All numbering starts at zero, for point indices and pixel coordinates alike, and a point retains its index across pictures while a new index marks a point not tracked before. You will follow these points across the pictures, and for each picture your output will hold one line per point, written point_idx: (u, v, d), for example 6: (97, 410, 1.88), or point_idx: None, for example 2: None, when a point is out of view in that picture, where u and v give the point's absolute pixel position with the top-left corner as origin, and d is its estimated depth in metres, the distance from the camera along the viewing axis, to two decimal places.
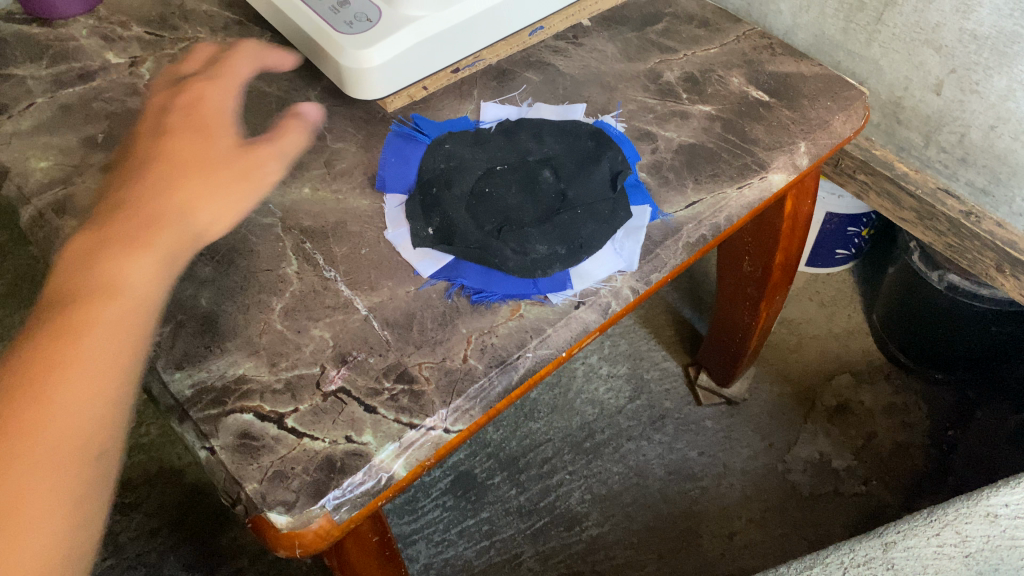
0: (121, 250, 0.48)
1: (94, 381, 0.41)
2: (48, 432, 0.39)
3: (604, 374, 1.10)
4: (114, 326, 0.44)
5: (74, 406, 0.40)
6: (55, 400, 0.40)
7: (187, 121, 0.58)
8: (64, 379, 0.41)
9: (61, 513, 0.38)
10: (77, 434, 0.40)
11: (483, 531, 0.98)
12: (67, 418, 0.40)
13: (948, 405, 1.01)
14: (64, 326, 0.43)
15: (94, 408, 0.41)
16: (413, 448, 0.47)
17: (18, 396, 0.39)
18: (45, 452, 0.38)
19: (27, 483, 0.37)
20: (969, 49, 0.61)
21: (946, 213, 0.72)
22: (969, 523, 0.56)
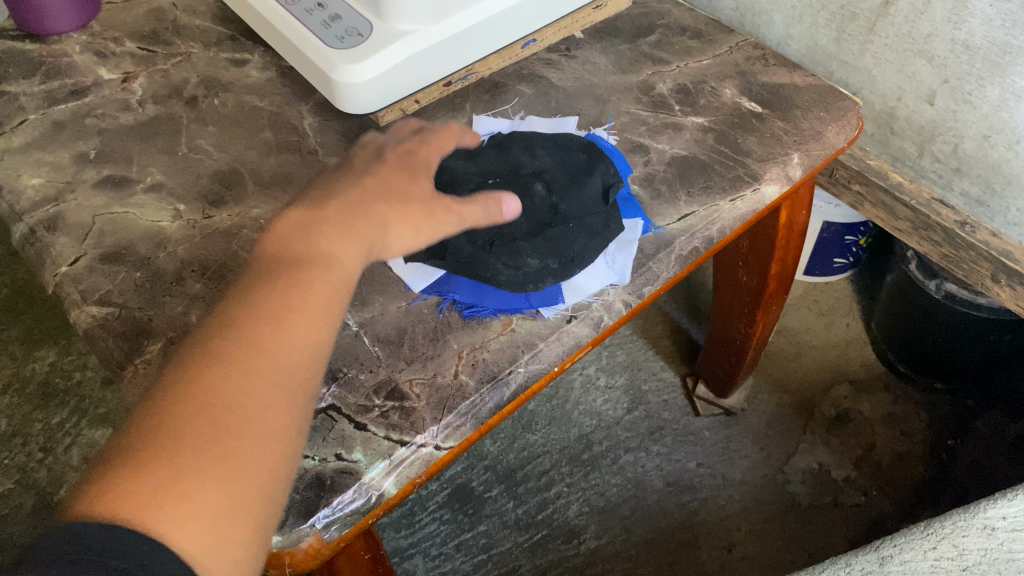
0: (345, 230, 0.47)
1: (309, 350, 0.42)
2: (276, 382, 0.39)
3: (602, 385, 1.10)
4: (338, 301, 0.44)
5: (292, 362, 0.40)
6: (280, 351, 0.40)
7: (396, 166, 0.53)
8: (281, 332, 0.41)
9: (276, 467, 0.38)
10: (297, 382, 0.40)
11: (480, 544, 0.97)
12: (286, 367, 0.40)
13: (947, 414, 1.01)
14: (292, 281, 0.43)
15: (304, 367, 0.41)
16: (403, 465, 0.46)
17: (257, 342, 0.40)
18: (274, 404, 0.39)
19: (258, 428, 0.38)
20: (961, 60, 0.61)
21: (941, 223, 0.72)
22: (966, 536, 0.55)
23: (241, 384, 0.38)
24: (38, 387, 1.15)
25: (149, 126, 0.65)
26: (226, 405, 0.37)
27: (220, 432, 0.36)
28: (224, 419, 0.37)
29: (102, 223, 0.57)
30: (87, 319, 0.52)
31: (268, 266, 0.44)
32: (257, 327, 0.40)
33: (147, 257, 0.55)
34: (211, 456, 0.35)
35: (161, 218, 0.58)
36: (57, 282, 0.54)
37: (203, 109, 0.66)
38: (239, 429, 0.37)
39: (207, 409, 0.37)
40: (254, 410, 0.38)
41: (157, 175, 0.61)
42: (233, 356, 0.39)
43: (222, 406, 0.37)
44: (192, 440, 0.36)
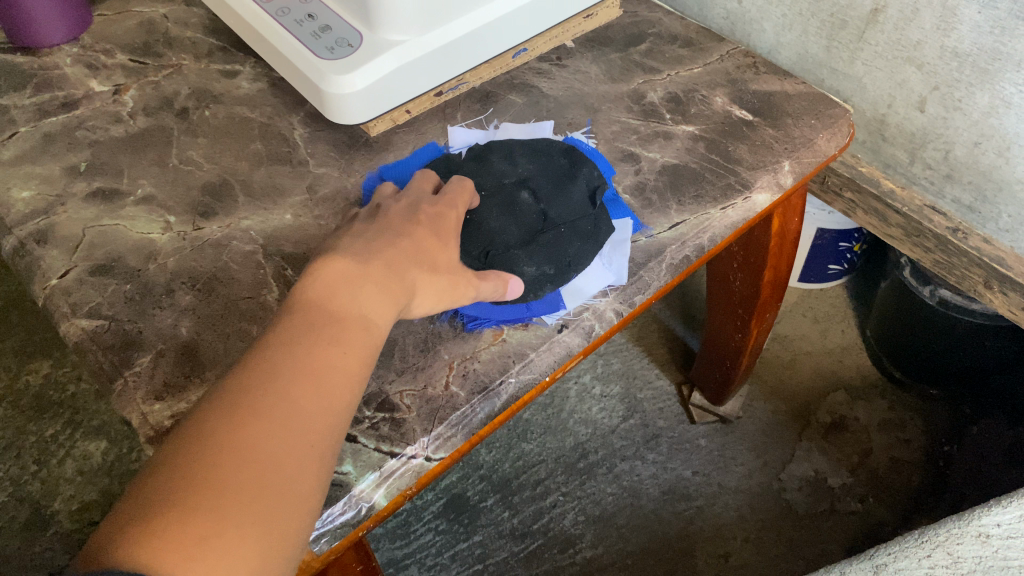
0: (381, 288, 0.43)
1: (341, 415, 0.39)
2: (310, 447, 0.37)
3: (598, 393, 1.10)
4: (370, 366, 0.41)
5: (326, 425, 0.38)
6: (315, 414, 0.37)
7: (427, 225, 0.48)
8: (316, 393, 0.38)
9: (299, 541, 0.35)
10: (330, 448, 0.38)
11: (476, 554, 0.97)
12: (319, 431, 0.37)
13: (943, 420, 1.01)
14: (326, 340, 0.40)
15: (337, 431, 0.38)
16: (394, 477, 0.46)
17: (291, 399, 0.37)
18: (306, 471, 0.36)
19: (289, 498, 0.35)
20: (951, 67, 0.61)
21: (933, 229, 0.72)
22: (960, 544, 0.55)
23: (276, 448, 0.35)
24: (32, 399, 1.15)
25: (140, 138, 0.65)
26: (260, 469, 0.35)
27: (251, 500, 0.34)
28: (257, 485, 0.34)
29: (92, 235, 0.57)
30: (77, 332, 0.52)
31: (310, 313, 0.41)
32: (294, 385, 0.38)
33: (136, 269, 0.55)
34: (242, 527, 0.33)
35: (151, 230, 0.58)
36: (47, 295, 0.54)
37: (193, 120, 0.66)
38: (271, 495, 0.34)
39: (240, 474, 0.34)
40: (287, 479, 0.35)
41: (148, 186, 0.61)
42: (272, 414, 0.36)
43: (255, 470, 0.34)
44: (223, 505, 0.33)
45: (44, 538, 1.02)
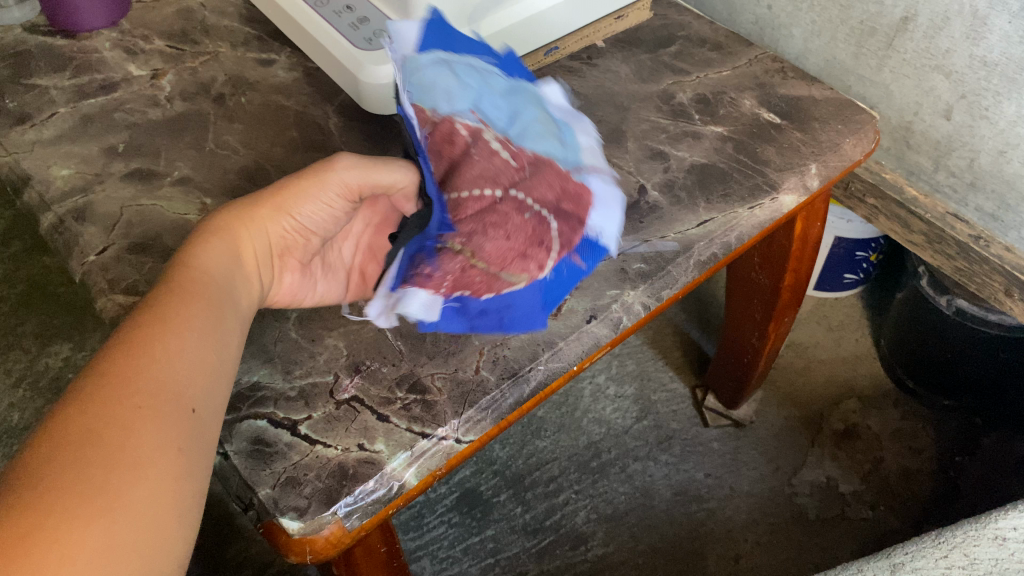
0: (216, 248, 0.46)
1: (180, 371, 0.40)
2: (145, 406, 0.37)
3: (611, 394, 1.10)
4: (211, 316, 0.43)
5: (162, 383, 0.39)
6: (148, 377, 0.38)
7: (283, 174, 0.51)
8: (143, 357, 0.39)
9: (158, 491, 0.35)
10: (178, 396, 0.39)
11: (488, 548, 0.97)
12: (154, 389, 0.38)
13: (955, 431, 1.01)
14: (145, 319, 0.41)
15: (177, 387, 0.39)
16: (425, 457, 0.47)
17: (113, 372, 0.38)
18: (147, 428, 0.36)
19: (131, 455, 0.35)
20: (979, 76, 0.62)
21: (955, 236, 0.73)
22: (977, 546, 0.55)
23: (106, 414, 0.36)
24: (50, 381, 1.16)
25: (177, 122, 0.66)
26: (91, 435, 0.35)
27: (87, 463, 0.34)
28: (90, 450, 0.34)
29: (130, 214, 0.58)
30: (114, 308, 0.52)
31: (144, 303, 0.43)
32: (115, 360, 0.39)
33: (173, 248, 0.56)
34: (79, 488, 0.33)
35: (187, 211, 0.58)
36: (85, 271, 0.55)
37: (229, 106, 0.67)
38: (108, 454, 0.35)
39: (71, 443, 0.34)
40: (124, 436, 0.36)
41: (185, 169, 0.62)
42: (97, 389, 0.37)
43: (85, 437, 0.35)
44: (54, 475, 0.33)
45: None
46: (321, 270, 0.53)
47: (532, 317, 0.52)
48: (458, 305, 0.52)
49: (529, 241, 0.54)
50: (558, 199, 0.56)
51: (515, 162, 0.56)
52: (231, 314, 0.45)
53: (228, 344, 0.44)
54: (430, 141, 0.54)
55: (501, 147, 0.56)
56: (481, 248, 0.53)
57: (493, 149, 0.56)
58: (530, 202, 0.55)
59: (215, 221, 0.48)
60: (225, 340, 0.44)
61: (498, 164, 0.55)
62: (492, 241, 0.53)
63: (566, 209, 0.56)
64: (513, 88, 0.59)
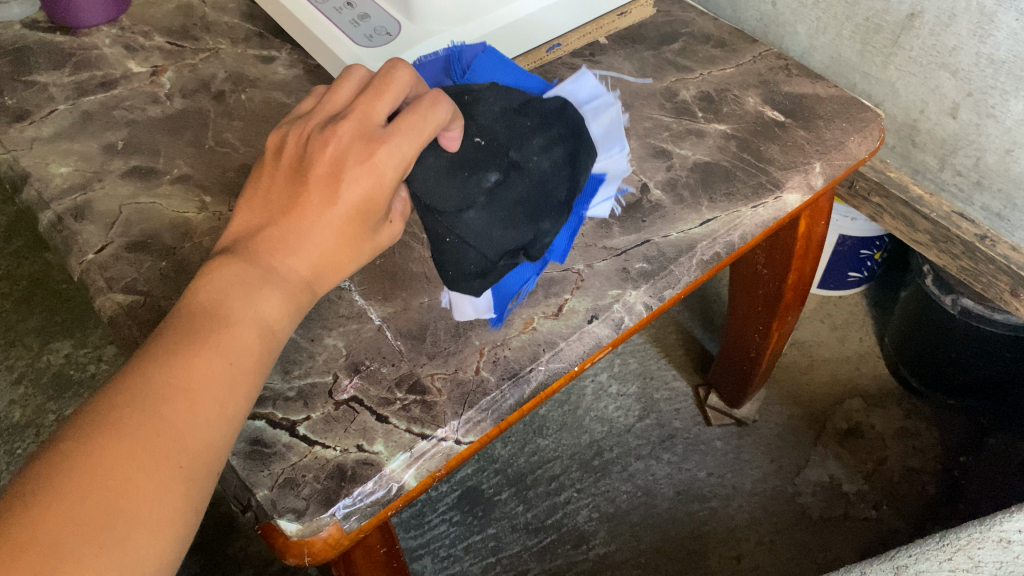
0: (282, 296, 0.40)
1: (224, 431, 0.37)
2: (185, 466, 0.35)
3: (614, 392, 1.10)
4: (260, 377, 0.39)
5: (207, 443, 0.36)
6: (196, 436, 0.35)
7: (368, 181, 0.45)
8: (197, 411, 0.36)
9: (165, 561, 0.33)
10: (207, 465, 0.36)
11: (489, 547, 0.97)
12: (197, 450, 0.35)
13: (960, 431, 1.01)
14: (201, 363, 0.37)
15: (219, 448, 0.37)
16: (424, 458, 0.46)
17: (165, 427, 0.35)
18: (177, 491, 0.34)
19: (146, 526, 0.33)
20: (986, 74, 0.62)
21: (961, 236, 0.73)
22: (982, 548, 0.54)
23: (148, 466, 0.33)
24: (52, 378, 1.16)
25: (176, 120, 0.65)
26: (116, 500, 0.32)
27: (113, 518, 0.32)
28: (120, 502, 0.32)
29: (129, 212, 0.58)
30: (112, 306, 0.52)
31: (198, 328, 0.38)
32: (173, 409, 0.35)
33: (172, 247, 0.55)
34: (98, 549, 0.31)
35: (187, 209, 0.58)
36: (83, 269, 0.54)
37: (229, 103, 0.67)
38: (132, 512, 0.32)
39: (103, 489, 0.32)
40: (156, 496, 0.33)
41: (184, 166, 0.61)
42: (147, 433, 0.34)
43: (120, 487, 0.32)
44: (78, 522, 0.31)
45: None
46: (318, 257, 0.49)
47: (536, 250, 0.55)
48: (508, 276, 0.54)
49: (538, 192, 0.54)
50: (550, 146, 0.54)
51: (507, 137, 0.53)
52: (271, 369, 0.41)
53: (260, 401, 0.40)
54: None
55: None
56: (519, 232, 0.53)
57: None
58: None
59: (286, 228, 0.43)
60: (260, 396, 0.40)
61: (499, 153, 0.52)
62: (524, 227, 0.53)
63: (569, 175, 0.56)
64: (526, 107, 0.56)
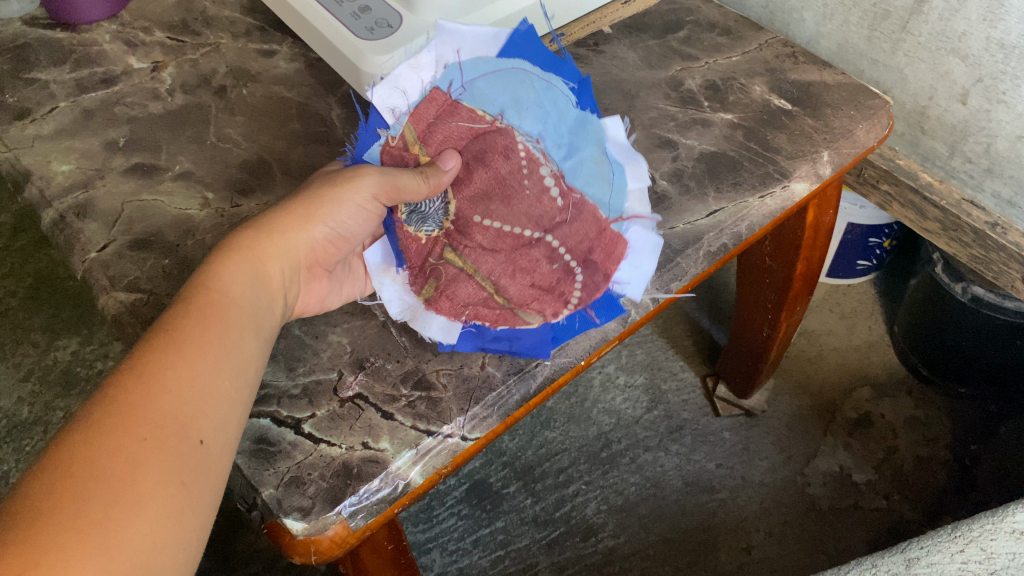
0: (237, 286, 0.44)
1: (191, 401, 0.38)
2: (152, 437, 0.36)
3: (621, 384, 1.10)
4: (225, 348, 0.41)
5: (171, 414, 0.37)
6: (156, 407, 0.36)
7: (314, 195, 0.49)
8: (151, 388, 0.37)
9: (156, 525, 0.34)
10: (185, 428, 0.37)
11: (498, 540, 0.97)
12: (160, 421, 0.36)
13: (970, 419, 1.00)
14: (157, 344, 0.39)
15: (188, 417, 0.37)
16: (429, 455, 0.46)
17: (127, 401, 0.36)
18: (151, 463, 0.35)
19: (130, 490, 0.33)
20: (996, 58, 0.61)
21: (971, 223, 0.73)
22: (994, 540, 0.54)
23: (110, 444, 0.34)
24: (59, 375, 1.16)
25: (177, 116, 0.65)
26: (91, 469, 0.33)
27: (86, 499, 0.32)
28: (90, 484, 0.33)
29: (131, 210, 0.57)
30: (116, 305, 0.51)
31: (161, 322, 0.41)
32: (134, 382, 0.37)
33: (174, 244, 0.55)
34: (78, 528, 0.32)
35: (189, 206, 0.58)
36: (86, 268, 0.54)
37: (230, 98, 0.66)
38: (106, 490, 0.33)
39: (71, 476, 0.33)
40: (127, 470, 0.34)
41: (186, 163, 0.61)
42: (105, 418, 0.35)
43: (88, 471, 0.33)
44: (52, 512, 0.32)
45: None
46: (339, 273, 0.52)
47: (538, 344, 0.50)
48: (476, 330, 0.51)
49: (548, 291, 0.52)
50: (591, 247, 0.52)
51: (561, 203, 0.53)
52: (253, 340, 0.43)
53: (247, 372, 0.42)
54: (407, 132, 0.52)
55: (556, 187, 0.53)
56: (502, 285, 0.52)
57: (545, 185, 0.53)
58: (563, 250, 0.52)
59: (239, 240, 0.46)
60: (244, 370, 0.41)
61: (546, 206, 0.53)
62: (512, 282, 0.52)
63: (596, 259, 0.52)
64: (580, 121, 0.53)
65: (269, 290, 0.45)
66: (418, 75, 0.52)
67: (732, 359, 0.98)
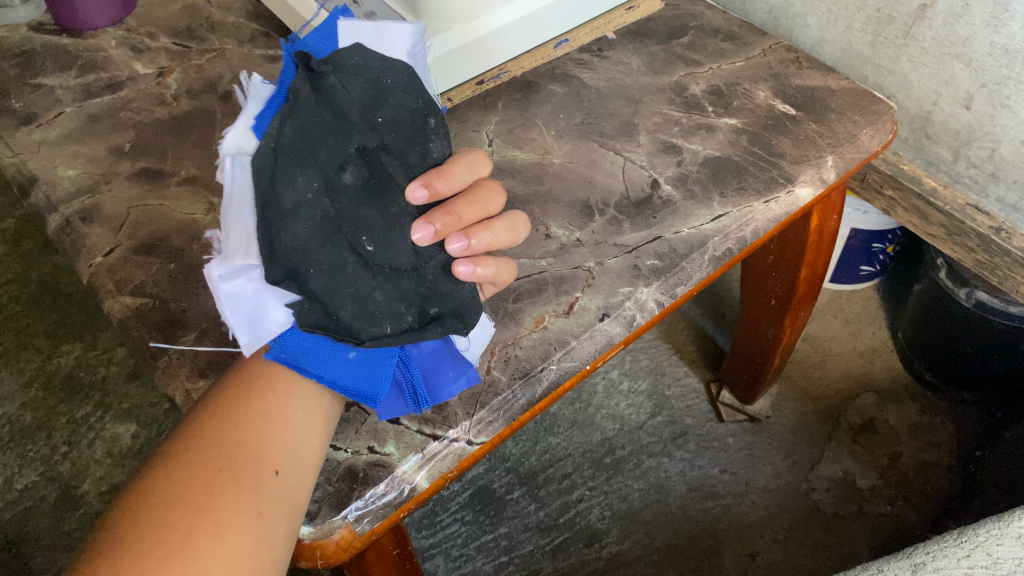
0: None
1: (262, 434, 0.41)
2: (226, 469, 0.39)
3: (625, 390, 1.10)
4: (293, 383, 0.43)
5: (243, 446, 0.40)
6: (228, 443, 0.40)
7: None
8: (225, 425, 0.40)
9: (235, 549, 0.36)
10: (258, 460, 0.40)
11: (501, 546, 0.97)
12: (233, 455, 0.39)
13: (975, 425, 1.00)
14: (228, 387, 0.43)
15: (261, 451, 0.40)
16: (435, 459, 0.46)
17: (201, 440, 0.39)
18: (227, 492, 0.37)
19: (208, 518, 0.36)
20: (1000, 64, 0.61)
21: (976, 228, 0.73)
22: (1001, 545, 0.53)
23: (186, 478, 0.37)
24: (63, 381, 1.16)
25: (183, 121, 0.65)
26: (170, 499, 0.36)
27: (166, 526, 0.35)
28: (169, 512, 0.36)
29: (137, 214, 0.57)
30: (121, 309, 0.51)
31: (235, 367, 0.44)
32: (208, 423, 0.40)
33: (180, 248, 0.55)
34: (158, 553, 0.34)
35: (194, 210, 0.58)
36: (91, 272, 0.54)
37: (236, 103, 0.67)
38: (184, 517, 0.36)
39: (154, 505, 0.36)
40: (204, 499, 0.37)
41: (191, 167, 0.61)
42: (185, 454, 0.39)
43: (167, 500, 0.36)
44: (136, 537, 0.35)
45: (72, 518, 1.03)
46: None
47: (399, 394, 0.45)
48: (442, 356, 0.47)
49: None
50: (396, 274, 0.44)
51: None
52: None
53: (319, 405, 0.44)
54: None
55: None
56: None
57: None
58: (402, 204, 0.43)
59: None
60: (316, 404, 0.44)
61: None
62: None
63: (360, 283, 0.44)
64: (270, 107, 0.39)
65: None
66: None
67: (733, 363, 0.98)
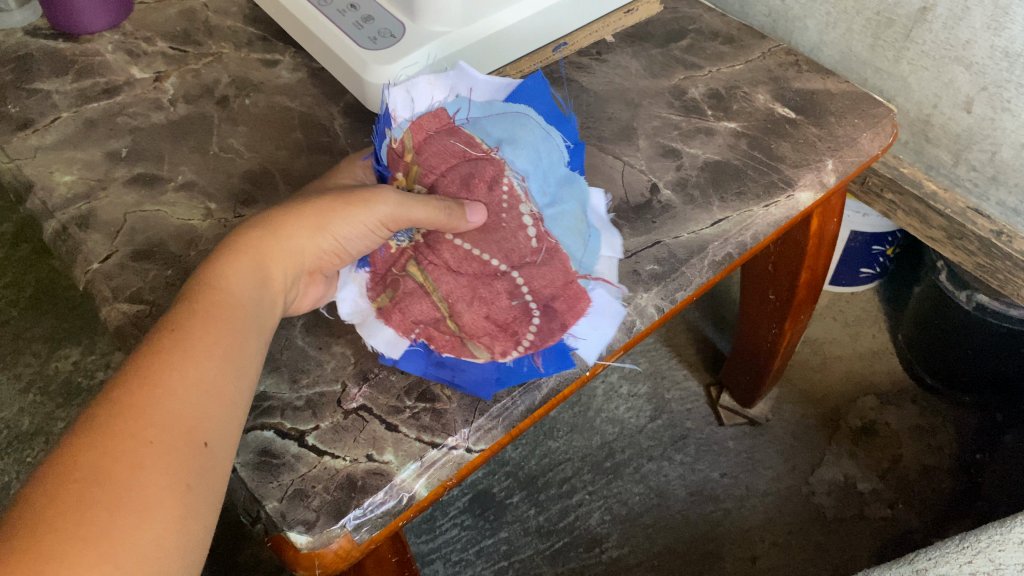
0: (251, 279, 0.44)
1: (195, 404, 0.38)
2: (157, 440, 0.36)
3: (624, 393, 1.09)
4: (234, 348, 0.41)
5: (176, 417, 0.37)
6: (158, 411, 0.37)
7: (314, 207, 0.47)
8: (157, 388, 0.37)
9: (166, 527, 0.34)
10: (192, 432, 0.37)
11: (501, 551, 0.97)
12: (167, 424, 0.36)
13: (975, 428, 1.00)
14: (159, 347, 0.39)
15: (193, 419, 0.37)
16: (435, 467, 0.46)
17: (133, 404, 0.36)
18: (155, 464, 0.35)
19: (136, 493, 0.34)
20: (1001, 66, 0.61)
21: (977, 232, 0.73)
22: (1003, 550, 0.53)
23: (114, 449, 0.34)
24: (61, 386, 1.16)
25: (180, 126, 0.65)
26: (97, 472, 0.34)
27: (92, 503, 0.33)
28: (94, 489, 0.33)
29: (134, 220, 0.57)
30: (118, 316, 0.51)
31: (168, 319, 0.41)
32: (135, 388, 0.37)
33: (177, 255, 0.55)
34: (83, 533, 0.32)
35: (191, 216, 0.57)
36: (88, 279, 0.54)
37: (233, 108, 0.66)
38: (110, 493, 0.33)
39: (77, 481, 0.33)
40: (133, 472, 0.34)
41: (188, 173, 0.61)
42: (111, 419, 0.36)
43: (92, 476, 0.33)
44: (58, 516, 0.32)
45: None
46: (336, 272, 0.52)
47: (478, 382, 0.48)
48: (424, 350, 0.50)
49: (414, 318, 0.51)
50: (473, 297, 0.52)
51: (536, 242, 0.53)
52: (257, 339, 0.43)
53: (251, 371, 0.42)
54: (407, 138, 0.55)
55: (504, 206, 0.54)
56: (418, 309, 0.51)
57: (524, 224, 0.54)
58: (526, 291, 0.52)
59: (246, 236, 0.45)
60: (248, 371, 0.42)
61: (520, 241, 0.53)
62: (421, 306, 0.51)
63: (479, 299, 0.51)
64: (567, 177, 0.56)
65: (272, 293, 0.45)
66: (430, 91, 0.57)
67: (733, 365, 0.98)
